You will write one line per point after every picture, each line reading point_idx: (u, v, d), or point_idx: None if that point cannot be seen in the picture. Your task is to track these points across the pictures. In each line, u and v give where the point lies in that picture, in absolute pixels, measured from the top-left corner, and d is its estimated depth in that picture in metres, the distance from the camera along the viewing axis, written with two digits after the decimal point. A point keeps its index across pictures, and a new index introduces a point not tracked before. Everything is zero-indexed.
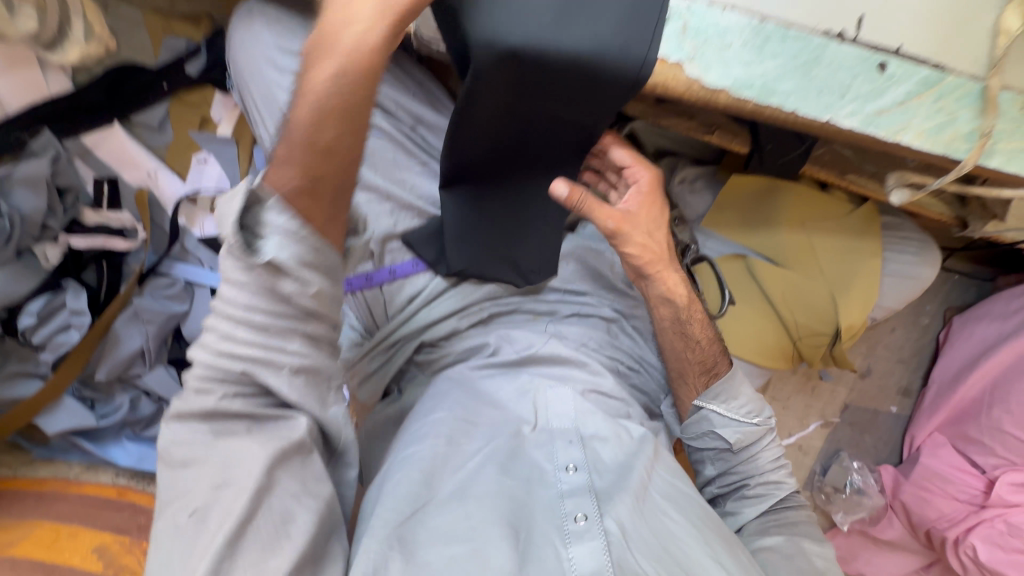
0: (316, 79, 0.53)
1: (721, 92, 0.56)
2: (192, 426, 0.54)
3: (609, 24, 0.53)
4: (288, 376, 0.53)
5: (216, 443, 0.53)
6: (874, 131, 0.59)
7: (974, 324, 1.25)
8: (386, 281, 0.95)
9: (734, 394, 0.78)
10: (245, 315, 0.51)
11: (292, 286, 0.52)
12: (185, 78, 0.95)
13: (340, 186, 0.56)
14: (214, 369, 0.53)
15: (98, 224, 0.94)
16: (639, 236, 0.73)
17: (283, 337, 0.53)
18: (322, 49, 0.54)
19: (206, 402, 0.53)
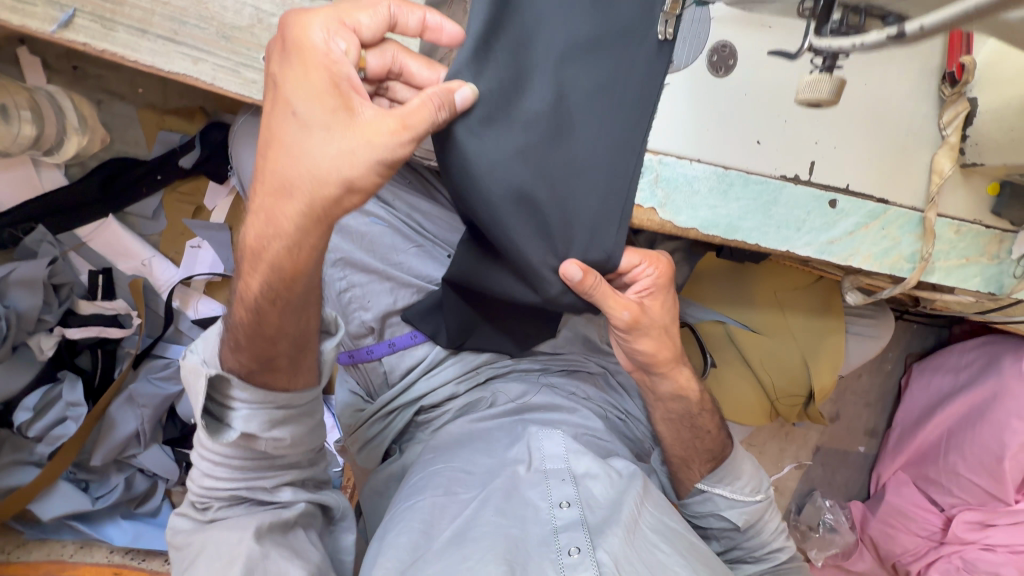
0: (249, 288, 0.58)
1: (690, 231, 0.62)
2: (184, 524, 0.64)
3: (601, 186, 0.57)
4: (280, 487, 0.66)
5: (203, 529, 0.63)
6: (828, 258, 0.65)
7: (931, 373, 1.32)
8: (387, 354, 0.99)
9: (736, 474, 0.86)
10: (225, 459, 0.62)
11: (266, 443, 0.60)
12: (178, 170, 0.96)
13: (295, 353, 0.61)
14: (207, 491, 0.64)
15: (93, 313, 0.95)
16: (654, 329, 0.76)
17: (261, 472, 0.64)
18: (256, 252, 0.56)
19: (205, 515, 0.63)
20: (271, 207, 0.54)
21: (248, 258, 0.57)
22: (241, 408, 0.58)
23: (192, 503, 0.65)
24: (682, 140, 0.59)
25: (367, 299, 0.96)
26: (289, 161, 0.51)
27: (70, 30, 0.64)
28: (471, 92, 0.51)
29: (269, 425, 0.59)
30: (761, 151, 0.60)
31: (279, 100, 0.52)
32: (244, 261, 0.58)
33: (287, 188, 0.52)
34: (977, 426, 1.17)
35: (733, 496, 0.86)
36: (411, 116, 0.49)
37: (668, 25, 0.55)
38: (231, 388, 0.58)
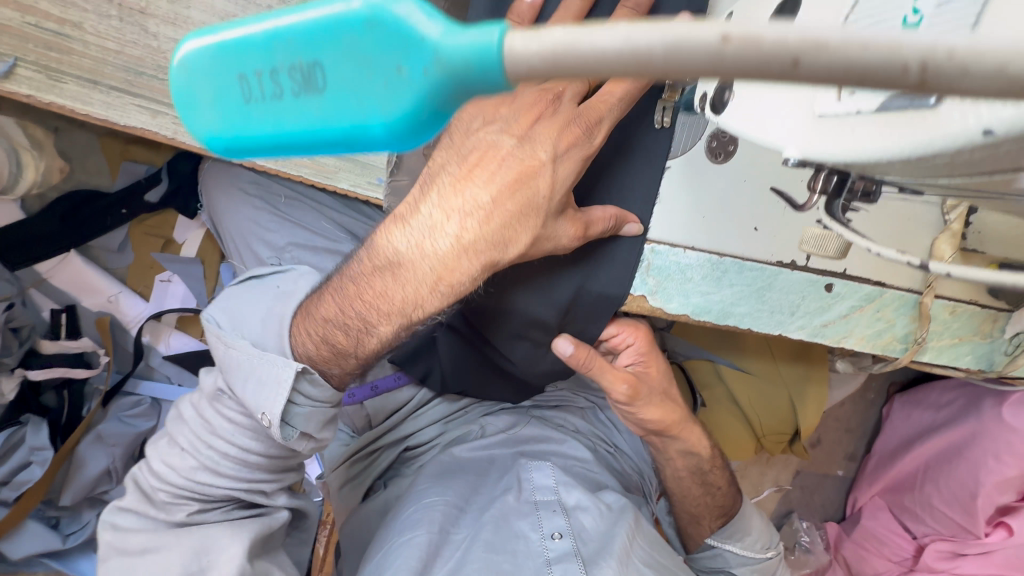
0: (378, 306, 0.53)
1: (681, 317, 0.59)
2: (146, 519, 0.59)
3: (610, 280, 0.57)
4: (274, 491, 0.63)
5: (172, 530, 0.58)
6: (821, 339, 0.63)
7: (912, 407, 1.34)
8: (369, 397, 0.98)
9: (746, 531, 0.92)
10: (242, 454, 0.58)
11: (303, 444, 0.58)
12: (145, 204, 0.91)
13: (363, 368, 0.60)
14: (191, 490, 0.59)
15: (57, 353, 0.90)
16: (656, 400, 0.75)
17: (266, 476, 0.61)
18: (410, 295, 0.52)
19: (179, 514, 0.58)
20: (455, 255, 0.50)
21: (391, 287, 0.52)
22: (304, 404, 0.57)
23: (163, 502, 0.59)
24: (676, 228, 0.56)
25: None
26: (509, 235, 0.49)
27: (9, 79, 0.60)
28: (636, 226, 0.55)
29: (322, 425, 0.58)
30: (758, 238, 0.58)
31: (524, 160, 0.47)
32: (374, 267, 0.53)
33: (486, 254, 0.50)
34: (954, 462, 1.18)
35: (744, 553, 0.91)
36: (592, 225, 0.52)
37: (665, 114, 0.54)
38: (298, 381, 0.56)
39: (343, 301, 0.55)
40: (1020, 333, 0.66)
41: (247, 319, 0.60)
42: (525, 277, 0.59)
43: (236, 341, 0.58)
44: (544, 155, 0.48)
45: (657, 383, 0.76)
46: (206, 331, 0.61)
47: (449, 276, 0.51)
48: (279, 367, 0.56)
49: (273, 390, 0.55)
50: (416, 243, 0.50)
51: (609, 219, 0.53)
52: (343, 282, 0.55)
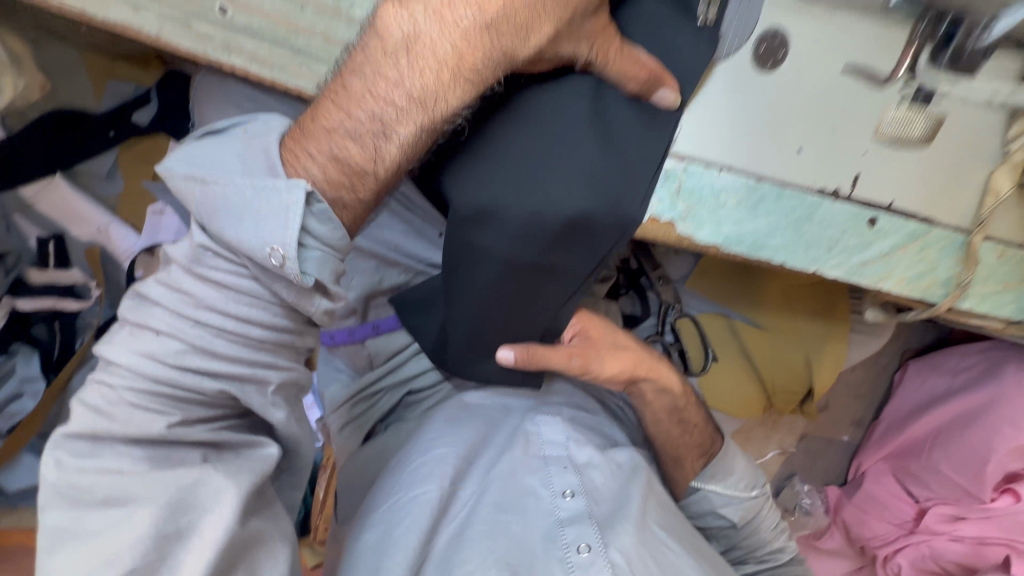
0: (384, 97, 0.45)
1: (710, 248, 0.55)
2: (108, 452, 0.46)
3: (625, 162, 0.51)
4: (272, 393, 0.51)
5: (150, 469, 0.46)
6: (858, 280, 0.59)
7: (926, 373, 1.31)
8: (370, 336, 0.96)
9: (728, 471, 0.93)
10: (242, 327, 0.49)
11: (314, 305, 0.50)
12: (133, 127, 0.86)
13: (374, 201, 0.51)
14: (177, 384, 0.48)
15: (47, 284, 0.88)
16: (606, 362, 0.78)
17: (268, 366, 0.51)
18: (428, 84, 0.45)
19: (159, 423, 0.47)
20: (479, 29, 0.44)
21: (406, 63, 0.44)
22: (315, 248, 0.48)
23: (131, 415, 0.47)
24: (712, 146, 0.52)
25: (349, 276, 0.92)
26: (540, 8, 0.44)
27: None
28: (672, 96, 0.49)
29: (337, 279, 0.50)
30: (801, 160, 0.53)
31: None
32: (380, 54, 0.45)
33: (511, 36, 0.45)
34: (966, 430, 1.18)
35: (727, 492, 0.93)
36: (626, 66, 0.47)
37: (710, 9, 0.49)
38: (314, 207, 0.47)
39: (348, 98, 0.46)
40: None
41: (223, 158, 0.49)
42: (545, 138, 0.51)
43: (217, 178, 0.47)
44: None
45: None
46: (171, 183, 0.49)
47: (469, 58, 0.45)
48: (276, 190, 0.46)
49: (278, 215, 0.46)
50: (434, 14, 0.44)
51: (642, 72, 0.47)
52: (342, 79, 0.47)
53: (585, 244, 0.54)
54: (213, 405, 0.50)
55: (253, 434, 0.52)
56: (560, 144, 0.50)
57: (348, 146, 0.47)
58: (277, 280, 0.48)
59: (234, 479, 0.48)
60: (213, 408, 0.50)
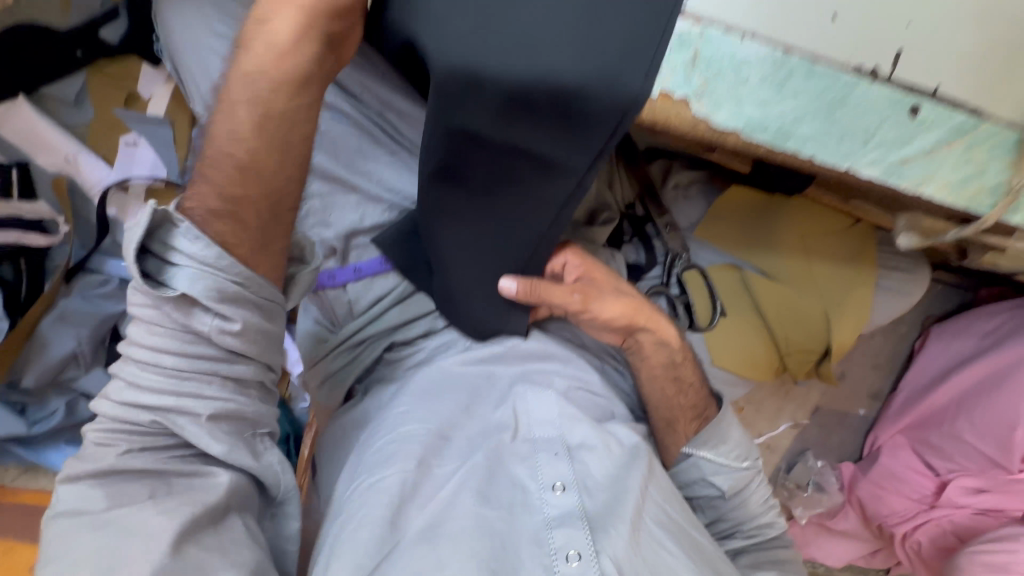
0: (239, 126, 0.59)
1: (730, 134, 0.48)
2: (80, 485, 0.53)
3: (632, 27, 0.44)
4: (201, 420, 0.56)
5: (110, 509, 0.52)
6: (894, 182, 0.52)
7: (951, 337, 1.25)
8: (351, 280, 0.89)
9: (723, 437, 0.82)
10: (156, 359, 0.55)
11: (209, 323, 0.56)
12: (103, 47, 0.82)
13: (264, 211, 0.60)
14: (122, 418, 0.56)
15: (8, 216, 0.79)
16: (608, 304, 0.78)
17: (191, 384, 0.56)
18: (271, 102, 0.60)
19: (107, 457, 0.55)
20: (291, 46, 0.60)
21: (225, 138, 0.59)
22: (187, 265, 0.55)
23: (95, 446, 0.56)
24: (736, 6, 0.43)
25: (329, 214, 0.88)
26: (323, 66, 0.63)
27: None
28: None
29: (218, 297, 0.56)
30: (835, 29, 0.45)
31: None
32: (229, 100, 0.60)
33: (313, 34, 0.60)
34: (995, 394, 1.13)
35: (718, 462, 0.82)
36: None
37: None
38: (174, 239, 0.55)
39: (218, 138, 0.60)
40: None
41: None
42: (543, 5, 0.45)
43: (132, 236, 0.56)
44: None
45: (606, 286, 0.80)
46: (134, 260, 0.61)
47: (281, 69, 0.59)
48: (138, 225, 0.54)
49: (136, 240, 0.53)
50: (260, 49, 0.60)
51: None
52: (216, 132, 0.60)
53: (576, 133, 0.49)
54: (165, 443, 0.57)
55: (203, 468, 0.57)
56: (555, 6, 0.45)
57: (196, 203, 0.58)
58: (162, 309, 0.55)
59: (176, 516, 0.53)
60: (158, 439, 0.57)
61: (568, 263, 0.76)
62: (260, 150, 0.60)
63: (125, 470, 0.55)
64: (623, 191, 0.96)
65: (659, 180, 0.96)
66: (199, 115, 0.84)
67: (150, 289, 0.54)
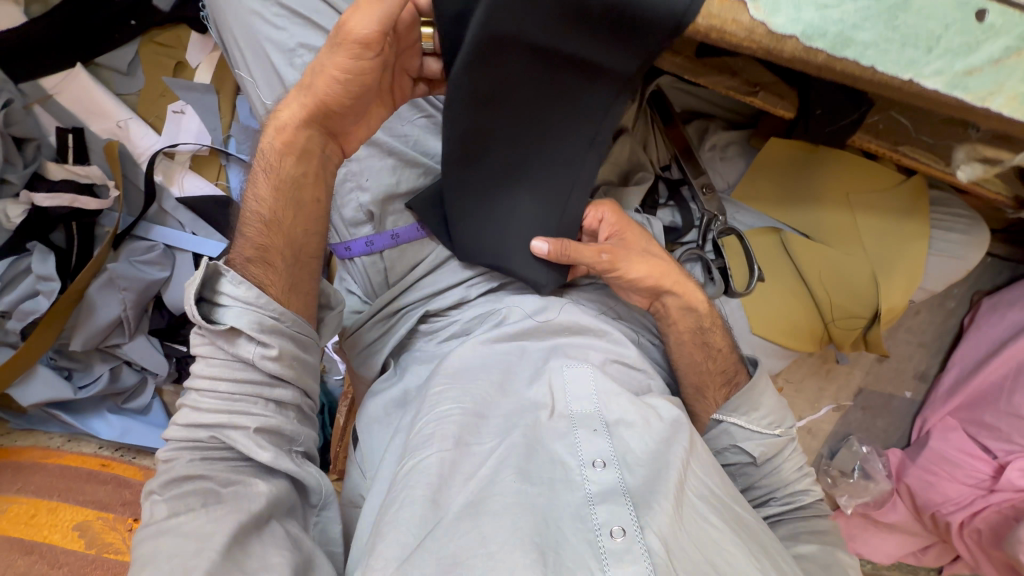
0: (263, 195, 0.64)
1: (788, 40, 0.47)
2: (153, 500, 0.54)
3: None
4: (251, 435, 0.58)
5: (172, 519, 0.52)
6: (959, 95, 0.50)
7: (1005, 309, 1.19)
8: (388, 246, 0.84)
9: (754, 404, 0.78)
10: (214, 385, 0.58)
11: (253, 350, 0.58)
12: (156, 15, 0.85)
13: (289, 256, 0.65)
14: (188, 439, 0.58)
15: (64, 179, 0.85)
16: (636, 259, 0.72)
17: (245, 404, 0.58)
18: (289, 174, 0.64)
19: (173, 471, 0.56)
20: (307, 127, 0.64)
21: (252, 201, 0.65)
22: (233, 304, 0.58)
23: (164, 469, 0.57)
24: None
25: (364, 178, 0.82)
26: (326, 145, 0.66)
27: None
28: None
29: (259, 328, 0.58)
30: None
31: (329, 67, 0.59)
32: (257, 172, 0.65)
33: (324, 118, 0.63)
34: None
35: (751, 428, 0.78)
36: None
37: None
38: (222, 283, 0.59)
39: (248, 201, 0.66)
40: None
41: None
42: None
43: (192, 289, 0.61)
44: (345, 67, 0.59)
45: (638, 246, 0.74)
46: None
47: (299, 142, 0.64)
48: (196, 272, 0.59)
49: (191, 285, 0.58)
50: (279, 130, 0.64)
51: None
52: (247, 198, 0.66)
53: (627, 44, 0.51)
54: (218, 459, 0.58)
55: (246, 479, 0.57)
56: None
57: (232, 254, 0.64)
58: (217, 345, 0.59)
59: (226, 520, 0.52)
60: (215, 456, 0.57)
61: (604, 219, 0.73)
62: (281, 209, 0.65)
63: (186, 484, 0.55)
64: (659, 153, 0.92)
65: (696, 140, 0.93)
66: (246, 87, 0.84)
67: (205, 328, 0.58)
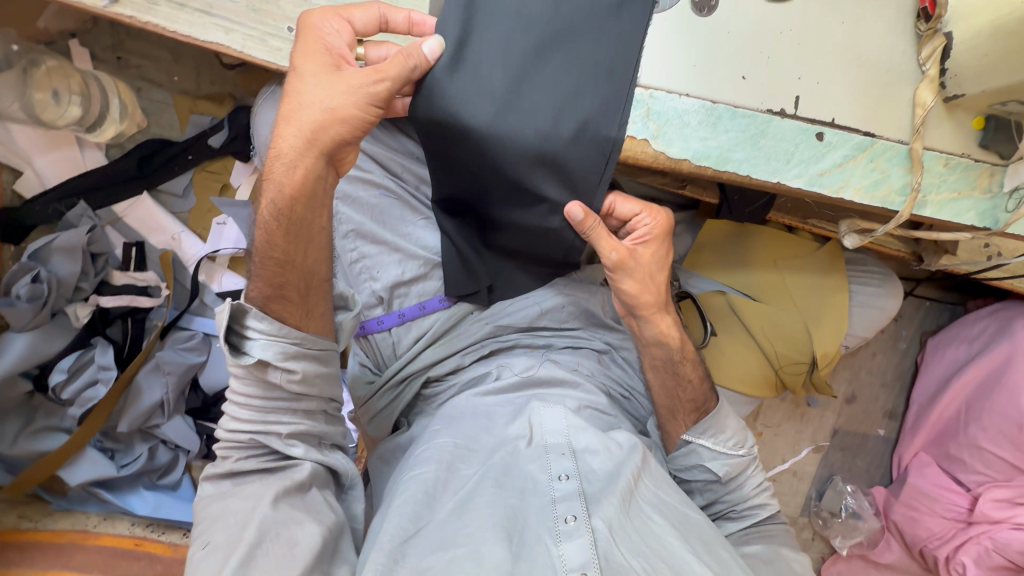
0: (272, 234, 0.67)
1: (683, 162, 0.66)
2: (218, 483, 0.69)
3: (604, 97, 0.63)
4: (285, 439, 0.69)
5: (235, 489, 0.68)
6: (818, 190, 0.68)
7: (945, 346, 1.32)
8: (396, 324, 0.98)
9: (721, 426, 0.84)
10: (246, 399, 0.68)
11: (280, 376, 0.67)
12: (207, 149, 1.04)
13: (305, 285, 0.69)
14: (232, 439, 0.69)
15: (126, 284, 1.02)
16: (639, 278, 0.74)
17: (276, 414, 0.69)
18: (299, 217, 0.67)
19: (226, 463, 0.69)
20: (303, 162, 0.64)
21: (264, 244, 0.67)
22: (259, 337, 0.65)
23: (219, 459, 0.70)
24: (674, 78, 0.65)
25: (376, 270, 0.97)
26: (329, 176, 0.67)
27: (119, 4, 0.75)
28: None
29: (283, 356, 0.66)
30: (746, 86, 0.65)
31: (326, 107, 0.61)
32: (268, 223, 0.67)
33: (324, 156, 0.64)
34: (992, 395, 1.17)
35: (717, 449, 0.84)
36: None
37: None
38: (248, 319, 0.65)
39: (261, 249, 0.67)
40: (1018, 187, 0.69)
41: None
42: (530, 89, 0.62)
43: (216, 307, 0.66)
44: (345, 96, 0.61)
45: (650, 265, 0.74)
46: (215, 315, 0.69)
47: (304, 184, 0.65)
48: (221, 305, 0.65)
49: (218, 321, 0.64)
50: (286, 169, 0.65)
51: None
52: (258, 243, 0.68)
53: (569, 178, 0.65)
54: (258, 454, 0.69)
55: (287, 467, 0.70)
56: (542, 90, 0.62)
57: (248, 294, 0.67)
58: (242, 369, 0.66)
59: (273, 484, 0.67)
60: (257, 451, 0.69)
61: (649, 227, 0.71)
62: (294, 248, 0.68)
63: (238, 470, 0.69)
64: None
65: None
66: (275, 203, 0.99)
67: (233, 355, 0.65)
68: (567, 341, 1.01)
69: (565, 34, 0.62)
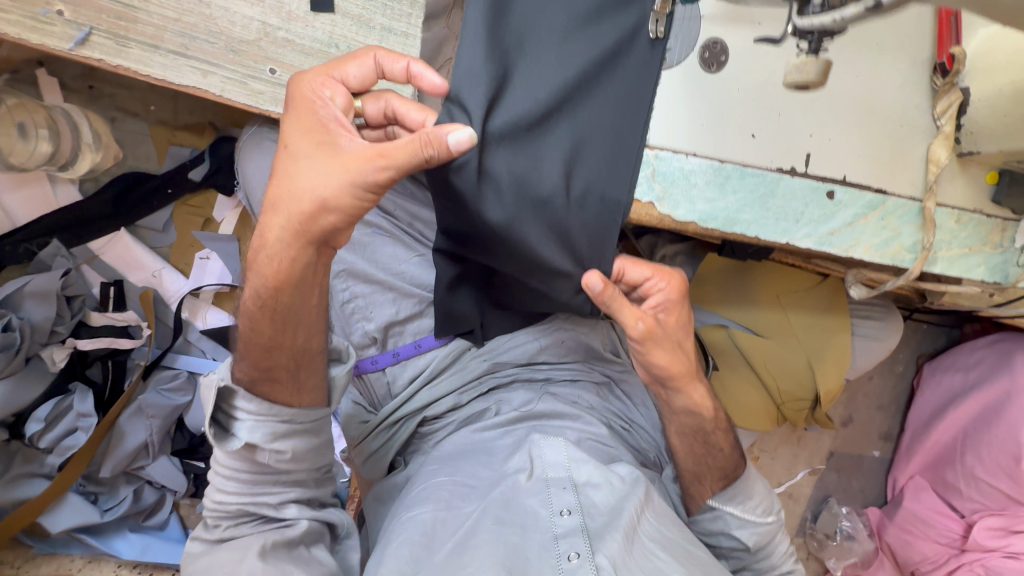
0: (256, 317, 0.64)
1: (689, 224, 0.64)
2: (201, 541, 0.66)
3: (612, 159, 0.59)
4: (278, 506, 0.66)
5: (219, 547, 0.65)
6: (829, 249, 0.65)
7: (942, 372, 1.32)
8: (390, 364, 0.95)
9: (749, 493, 0.82)
10: (233, 474, 0.64)
11: (268, 456, 0.64)
12: (188, 182, 1.00)
13: (295, 362, 0.65)
14: (219, 510, 0.66)
15: (104, 325, 0.97)
16: (669, 347, 0.70)
17: (266, 486, 0.66)
18: (288, 302, 0.63)
19: (213, 534, 0.65)
20: (292, 244, 0.59)
21: (246, 324, 0.65)
22: (247, 418, 0.62)
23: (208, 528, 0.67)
24: (681, 137, 0.62)
25: (369, 309, 0.93)
26: (321, 257, 0.61)
27: (85, 46, 0.72)
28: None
29: (272, 438, 0.63)
30: (756, 144, 0.62)
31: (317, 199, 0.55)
32: (255, 306, 0.64)
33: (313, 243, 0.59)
34: (989, 427, 1.16)
35: (745, 517, 0.81)
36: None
37: (659, 25, 0.59)
38: (236, 400, 0.63)
39: (249, 335, 0.65)
40: None
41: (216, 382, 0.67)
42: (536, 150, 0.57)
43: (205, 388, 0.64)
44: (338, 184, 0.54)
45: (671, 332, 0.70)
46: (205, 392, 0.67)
47: (288, 269, 0.60)
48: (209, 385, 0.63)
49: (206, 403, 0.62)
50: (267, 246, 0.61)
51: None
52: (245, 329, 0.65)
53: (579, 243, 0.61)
54: (246, 522, 0.66)
55: (280, 527, 0.66)
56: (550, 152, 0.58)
57: (235, 376, 0.65)
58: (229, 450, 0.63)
59: (261, 536, 0.64)
60: (248, 517, 0.66)
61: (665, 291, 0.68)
62: (280, 332, 0.64)
63: (227, 538, 0.65)
64: None
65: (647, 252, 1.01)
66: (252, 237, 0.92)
67: (220, 438, 0.63)
68: (569, 377, 0.99)
69: (575, 93, 0.58)
